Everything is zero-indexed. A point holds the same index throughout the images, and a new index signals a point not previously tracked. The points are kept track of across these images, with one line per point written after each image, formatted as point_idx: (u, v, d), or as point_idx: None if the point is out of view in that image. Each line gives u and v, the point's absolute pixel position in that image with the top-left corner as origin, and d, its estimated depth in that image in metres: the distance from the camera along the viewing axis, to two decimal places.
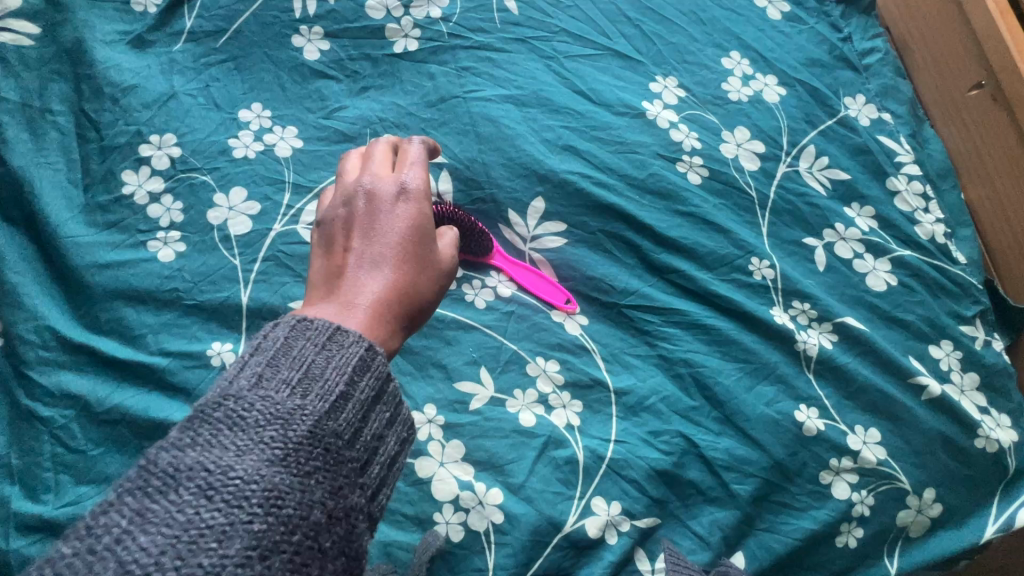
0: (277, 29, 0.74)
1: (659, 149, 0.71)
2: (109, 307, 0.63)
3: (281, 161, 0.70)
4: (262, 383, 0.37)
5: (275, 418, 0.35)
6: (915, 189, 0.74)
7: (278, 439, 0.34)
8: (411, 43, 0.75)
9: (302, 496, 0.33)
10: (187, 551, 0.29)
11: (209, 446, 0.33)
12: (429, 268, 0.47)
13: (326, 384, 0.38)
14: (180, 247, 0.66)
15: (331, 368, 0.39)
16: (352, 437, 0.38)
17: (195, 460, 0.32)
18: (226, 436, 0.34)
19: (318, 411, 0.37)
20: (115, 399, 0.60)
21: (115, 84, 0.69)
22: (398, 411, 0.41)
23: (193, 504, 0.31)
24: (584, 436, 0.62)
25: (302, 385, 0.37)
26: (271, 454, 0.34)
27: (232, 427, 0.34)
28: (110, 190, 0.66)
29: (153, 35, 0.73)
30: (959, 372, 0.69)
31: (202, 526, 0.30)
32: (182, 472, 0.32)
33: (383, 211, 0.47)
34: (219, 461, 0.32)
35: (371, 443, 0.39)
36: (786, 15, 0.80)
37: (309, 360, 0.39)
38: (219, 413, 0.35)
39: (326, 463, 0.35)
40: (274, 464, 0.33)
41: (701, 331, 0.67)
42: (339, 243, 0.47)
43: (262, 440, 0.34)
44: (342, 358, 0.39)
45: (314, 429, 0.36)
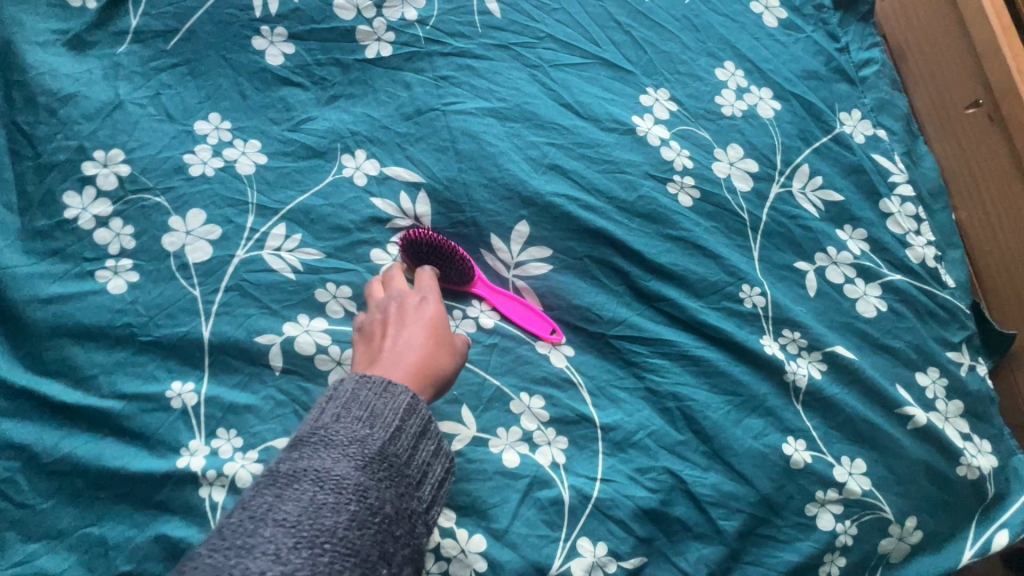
0: (236, 29, 0.68)
1: (650, 169, 0.68)
2: (54, 347, 0.57)
3: (243, 179, 0.65)
4: (341, 413, 0.42)
5: (353, 438, 0.41)
6: (907, 211, 0.72)
7: (360, 452, 0.40)
8: (384, 47, 0.69)
9: (383, 494, 0.40)
10: (308, 524, 0.36)
11: (312, 455, 0.40)
12: (451, 348, 0.53)
13: (387, 417, 0.43)
14: (132, 276, 0.60)
15: (389, 409, 0.44)
16: (408, 459, 0.43)
17: (306, 463, 0.39)
18: (324, 449, 0.40)
19: (386, 434, 0.42)
20: (65, 448, 0.56)
21: (52, 93, 0.62)
22: (440, 444, 0.46)
23: (309, 491, 0.37)
24: (570, 475, 0.60)
25: (370, 415, 0.43)
26: (357, 460, 0.40)
27: (327, 443, 0.40)
28: (50, 215, 0.60)
29: (93, 35, 0.65)
30: (944, 399, 0.68)
31: (318, 507, 0.37)
32: (296, 472, 0.38)
33: (412, 310, 0.54)
34: (322, 464, 0.39)
35: (425, 464, 0.44)
36: (782, 22, 0.76)
37: (372, 401, 0.43)
38: (315, 436, 0.41)
39: (397, 471, 0.41)
40: (360, 468, 0.39)
41: (689, 362, 0.64)
42: (374, 335, 0.53)
43: (347, 452, 0.40)
44: (395, 401, 0.44)
45: (386, 445, 0.42)
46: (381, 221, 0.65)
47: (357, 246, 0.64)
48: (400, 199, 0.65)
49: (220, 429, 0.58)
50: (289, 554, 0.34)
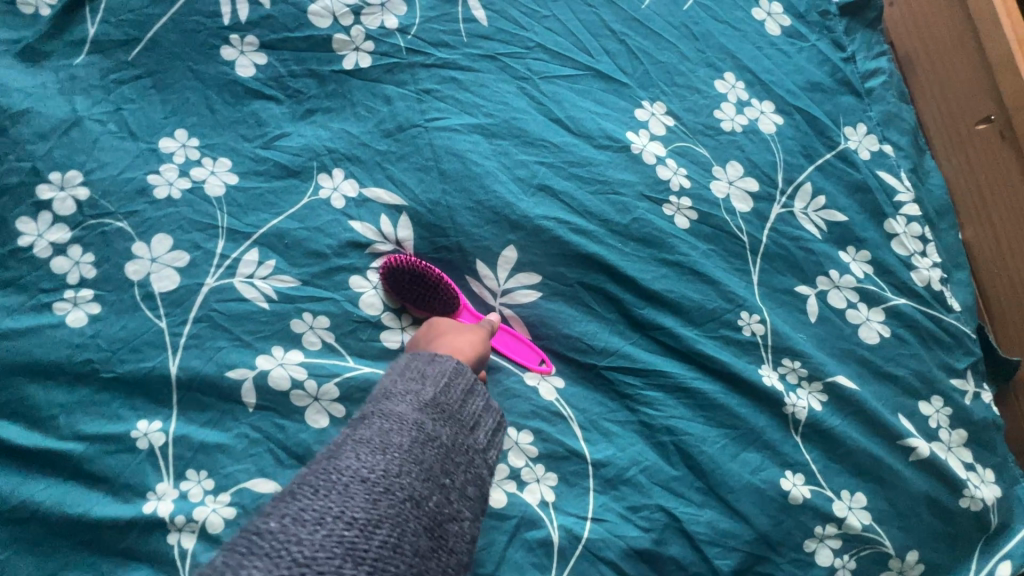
0: (202, 38, 0.63)
1: (645, 189, 0.64)
2: (10, 385, 0.54)
3: (212, 201, 0.60)
4: (400, 375, 0.49)
5: (411, 388, 0.47)
6: (913, 231, 0.69)
7: (417, 396, 0.46)
8: (363, 58, 0.65)
9: (440, 428, 0.45)
10: (379, 442, 0.42)
11: (379, 401, 0.46)
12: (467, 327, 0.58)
13: (438, 372, 0.49)
14: (94, 308, 0.56)
15: (438, 367, 0.49)
16: (462, 406, 0.48)
17: (374, 407, 0.45)
18: (388, 397, 0.46)
19: (439, 385, 0.48)
20: (24, 494, 0.52)
21: (3, 110, 0.58)
22: (488, 402, 0.51)
23: (379, 422, 0.44)
24: (559, 514, 0.58)
25: (423, 374, 0.49)
26: (416, 401, 0.46)
27: (390, 393, 0.47)
28: (2, 242, 0.56)
29: (47, 45, 0.61)
30: (947, 429, 0.66)
31: (386, 432, 0.43)
32: (368, 413, 0.45)
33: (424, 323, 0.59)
34: (387, 405, 0.45)
35: (477, 415, 0.49)
36: (786, 29, 0.72)
37: (423, 364, 0.50)
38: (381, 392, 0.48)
39: (452, 413, 0.47)
40: (419, 407, 0.46)
41: (685, 395, 0.62)
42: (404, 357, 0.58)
43: (404, 399, 0.46)
44: (443, 362, 0.50)
45: (441, 391, 0.48)
46: (361, 246, 0.61)
47: (335, 272, 0.61)
48: (380, 222, 0.62)
49: (190, 471, 0.55)
50: (364, 457, 0.40)
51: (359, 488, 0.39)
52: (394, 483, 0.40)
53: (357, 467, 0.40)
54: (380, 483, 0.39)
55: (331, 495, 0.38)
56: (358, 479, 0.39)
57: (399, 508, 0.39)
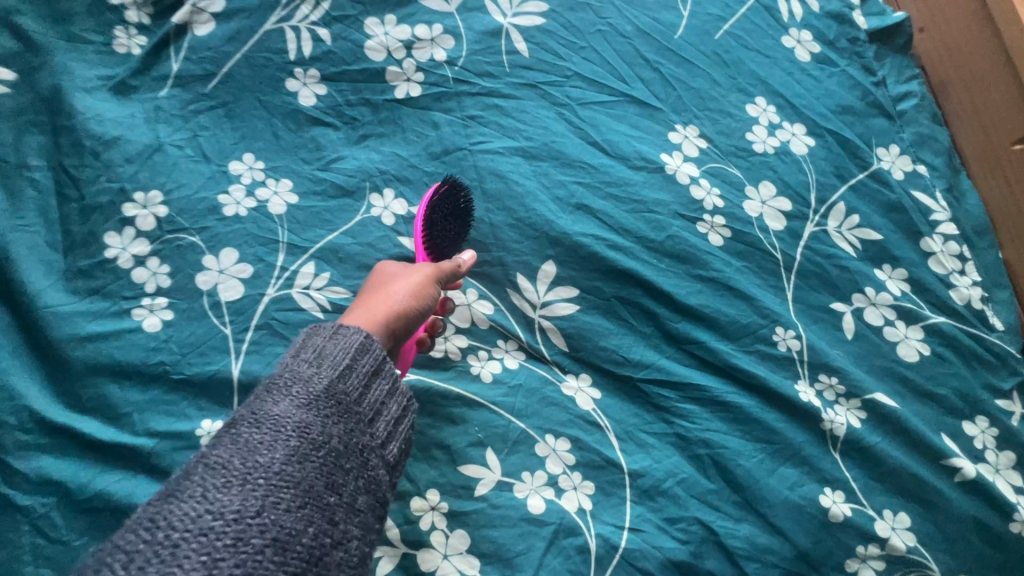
0: (271, 72, 0.69)
1: (679, 208, 0.67)
2: (92, 384, 0.59)
3: (275, 219, 0.66)
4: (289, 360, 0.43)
5: (298, 377, 0.42)
6: (950, 250, 0.69)
7: (306, 389, 0.41)
8: (414, 88, 0.70)
9: (330, 428, 0.40)
10: (242, 462, 0.36)
11: (255, 401, 0.41)
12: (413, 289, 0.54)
13: (336, 356, 0.44)
14: (167, 315, 0.62)
15: (340, 348, 0.44)
16: (361, 398, 0.43)
17: (246, 409, 0.40)
18: (269, 393, 0.41)
19: (335, 374, 0.43)
20: (99, 485, 0.56)
21: (97, 137, 0.65)
22: (399, 381, 0.46)
23: (247, 432, 0.38)
24: (597, 523, 0.59)
25: (318, 357, 0.43)
26: (299, 399, 0.40)
27: (271, 388, 0.41)
28: (91, 254, 0.62)
29: (137, 80, 0.68)
30: (994, 450, 0.65)
31: (252, 448, 0.37)
32: (237, 418, 0.39)
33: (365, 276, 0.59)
34: (262, 407, 0.40)
35: (380, 402, 0.44)
36: (816, 56, 0.75)
37: (320, 344, 0.44)
38: (264, 384, 0.42)
39: (349, 406, 0.42)
40: (302, 406, 0.40)
41: (720, 408, 0.63)
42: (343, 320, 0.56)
43: (290, 392, 0.41)
44: (348, 340, 0.45)
45: (337, 379, 0.43)
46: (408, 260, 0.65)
47: None
48: None
49: None
50: (211, 496, 0.34)
51: (195, 543, 0.32)
52: (248, 528, 0.34)
53: (198, 514, 0.33)
54: (229, 530, 0.33)
55: (148, 568, 0.31)
56: (198, 531, 0.33)
57: (256, 553, 0.33)
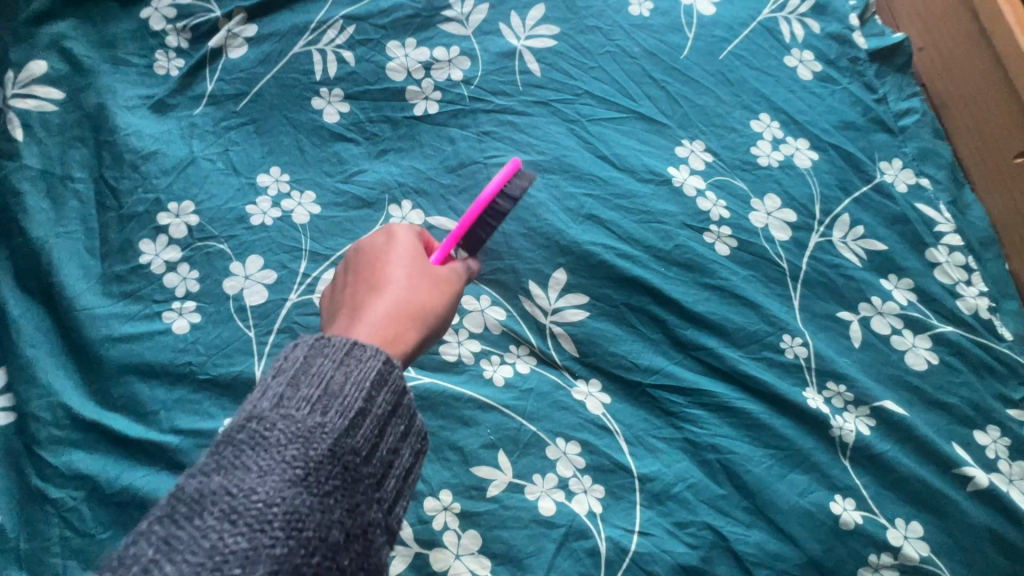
0: (298, 91, 0.74)
1: (686, 219, 0.69)
2: (122, 382, 0.62)
3: (298, 228, 0.69)
4: (283, 396, 0.38)
5: (295, 436, 0.36)
6: (956, 260, 0.71)
7: (307, 443, 0.36)
8: (431, 105, 0.74)
9: (327, 513, 0.35)
10: None
11: (234, 469, 0.35)
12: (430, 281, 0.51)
13: (345, 400, 0.39)
14: (195, 318, 0.65)
15: (350, 384, 0.39)
16: (369, 453, 0.39)
17: (220, 485, 0.34)
18: (252, 459, 0.35)
19: (342, 425, 0.38)
20: (126, 480, 0.58)
21: (136, 151, 0.69)
22: (411, 424, 0.42)
23: (218, 528, 0.33)
24: (607, 526, 0.59)
25: (322, 399, 0.38)
26: (291, 476, 0.35)
27: (256, 448, 0.36)
28: (126, 260, 0.66)
29: (174, 99, 0.73)
30: (1007, 460, 0.64)
31: (226, 553, 0.32)
32: (207, 496, 0.34)
33: (380, 249, 0.53)
34: (243, 484, 0.34)
35: (388, 459, 0.40)
36: (817, 74, 0.77)
37: (329, 374, 0.39)
38: (242, 435, 0.36)
39: (352, 478, 0.37)
40: (294, 487, 0.35)
41: (729, 414, 0.64)
42: (346, 295, 0.50)
43: (287, 447, 0.36)
44: (361, 372, 0.40)
45: (340, 440, 0.37)
46: None
47: None
48: None
49: None
50: None
51: None
52: None
53: None
54: None
55: None
56: None
57: None
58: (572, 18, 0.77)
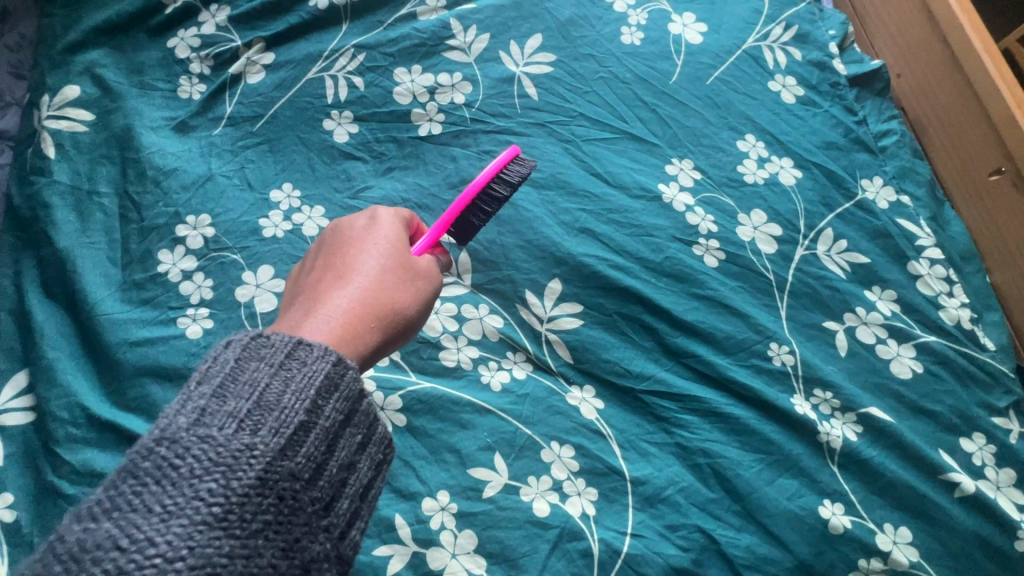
0: (310, 114, 0.79)
1: (676, 233, 0.73)
2: (136, 384, 0.65)
3: (308, 240, 0.73)
4: (206, 413, 0.38)
5: (215, 466, 0.36)
6: (937, 273, 0.73)
7: (230, 472, 0.36)
8: (435, 126, 0.79)
9: (254, 553, 0.35)
10: None
11: (142, 509, 0.34)
12: (401, 279, 0.53)
13: (278, 420, 0.39)
14: (207, 324, 0.68)
15: (288, 400, 0.39)
16: (310, 477, 0.39)
17: (119, 529, 0.33)
18: (164, 496, 0.34)
19: (275, 445, 0.38)
20: None
21: (159, 168, 0.74)
22: (368, 435, 0.43)
23: None
24: (600, 528, 0.61)
25: (251, 421, 0.38)
26: (210, 513, 0.34)
27: (169, 483, 0.35)
28: (146, 269, 0.70)
29: (195, 120, 0.78)
30: (994, 467, 0.66)
31: None
32: (104, 545, 0.32)
33: (357, 236, 0.55)
34: (147, 528, 0.33)
35: (337, 480, 0.40)
36: (800, 98, 0.82)
37: (263, 390, 0.39)
38: (154, 464, 0.35)
39: (287, 510, 0.37)
40: (213, 526, 0.34)
41: (718, 419, 0.66)
42: (313, 280, 0.52)
43: (205, 480, 0.35)
44: (302, 384, 0.40)
45: (271, 466, 0.37)
46: None
47: None
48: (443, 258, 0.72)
49: None
50: None
51: None
52: None
53: None
54: None
55: None
56: None
57: None
58: (568, 47, 0.82)
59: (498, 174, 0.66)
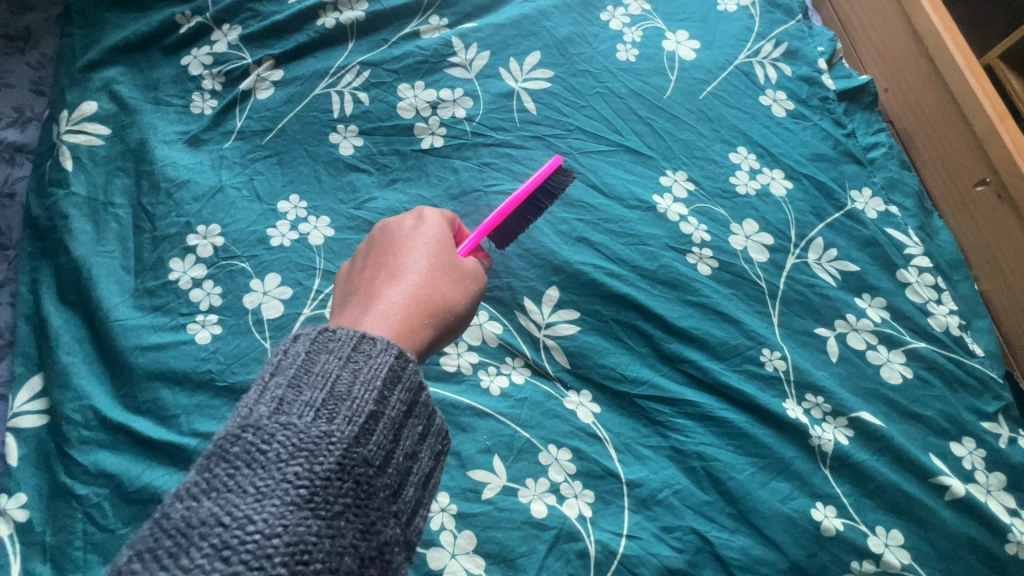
0: (317, 128, 0.82)
1: (670, 242, 0.75)
2: (147, 388, 0.67)
3: (313, 249, 0.75)
4: (285, 402, 0.40)
5: (299, 450, 0.38)
6: (926, 281, 0.75)
7: (312, 456, 0.38)
8: (437, 140, 0.81)
9: (339, 533, 0.37)
10: None
11: (235, 490, 0.36)
12: (450, 277, 0.56)
13: (352, 408, 0.41)
14: (216, 329, 0.70)
15: (359, 389, 0.42)
16: (381, 464, 0.41)
17: (216, 510, 0.35)
18: (254, 478, 0.37)
19: (350, 432, 0.40)
20: (145, 479, 0.62)
21: (171, 180, 0.77)
22: (428, 425, 0.45)
23: (215, 560, 0.33)
24: (596, 529, 0.62)
25: (328, 408, 0.41)
26: (298, 494, 0.36)
27: (257, 466, 0.37)
28: (158, 277, 0.72)
29: (207, 134, 0.81)
30: (984, 471, 0.67)
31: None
32: (203, 524, 0.34)
33: (407, 236, 0.58)
34: (243, 508, 0.35)
35: (404, 467, 0.42)
36: (790, 112, 0.84)
37: (336, 379, 0.42)
38: (242, 449, 0.38)
39: (364, 494, 0.39)
40: (303, 507, 0.36)
41: (713, 423, 0.67)
42: (367, 277, 0.55)
43: (290, 463, 0.37)
44: (370, 374, 0.43)
45: (349, 451, 0.39)
46: None
47: None
48: None
49: None
50: None
51: None
52: None
53: None
54: None
55: None
56: None
57: None
58: (565, 63, 0.86)
59: (541, 185, 0.72)
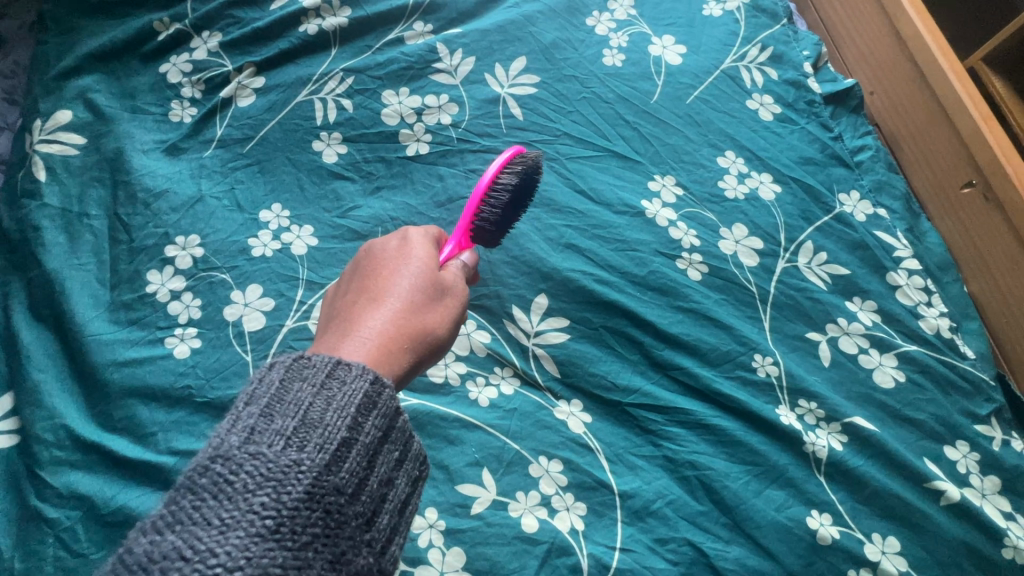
0: (300, 135, 0.80)
1: (660, 247, 0.74)
2: (123, 405, 0.64)
3: (296, 259, 0.73)
4: (255, 431, 0.38)
5: (266, 480, 0.36)
6: (915, 283, 0.75)
7: (280, 486, 0.36)
8: (422, 146, 0.80)
9: (307, 564, 0.35)
10: None
11: (199, 523, 0.34)
12: (432, 301, 0.54)
13: (324, 435, 0.39)
14: (196, 343, 0.68)
15: (332, 416, 0.40)
16: (354, 492, 0.39)
17: (179, 544, 0.33)
18: (220, 509, 0.35)
19: (321, 460, 0.38)
20: (120, 500, 0.60)
21: (149, 190, 0.75)
22: (405, 450, 0.44)
23: None
24: (589, 543, 0.61)
25: (298, 436, 0.39)
26: (264, 525, 0.35)
27: (223, 497, 0.35)
28: (134, 289, 0.70)
29: (186, 143, 0.79)
30: (978, 475, 0.66)
31: None
32: (165, 559, 0.32)
33: (390, 259, 0.56)
34: (206, 541, 0.33)
35: (377, 496, 0.41)
36: (777, 116, 0.84)
37: (308, 406, 0.40)
38: (209, 480, 0.36)
39: (334, 524, 0.37)
40: (269, 539, 0.34)
41: (705, 431, 0.66)
42: (348, 302, 0.53)
43: (257, 493, 0.36)
44: (344, 399, 0.41)
45: (318, 480, 0.38)
46: None
47: None
48: None
49: None
50: None
51: None
52: None
53: None
54: None
55: None
56: None
57: None
58: (551, 68, 0.85)
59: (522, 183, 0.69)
